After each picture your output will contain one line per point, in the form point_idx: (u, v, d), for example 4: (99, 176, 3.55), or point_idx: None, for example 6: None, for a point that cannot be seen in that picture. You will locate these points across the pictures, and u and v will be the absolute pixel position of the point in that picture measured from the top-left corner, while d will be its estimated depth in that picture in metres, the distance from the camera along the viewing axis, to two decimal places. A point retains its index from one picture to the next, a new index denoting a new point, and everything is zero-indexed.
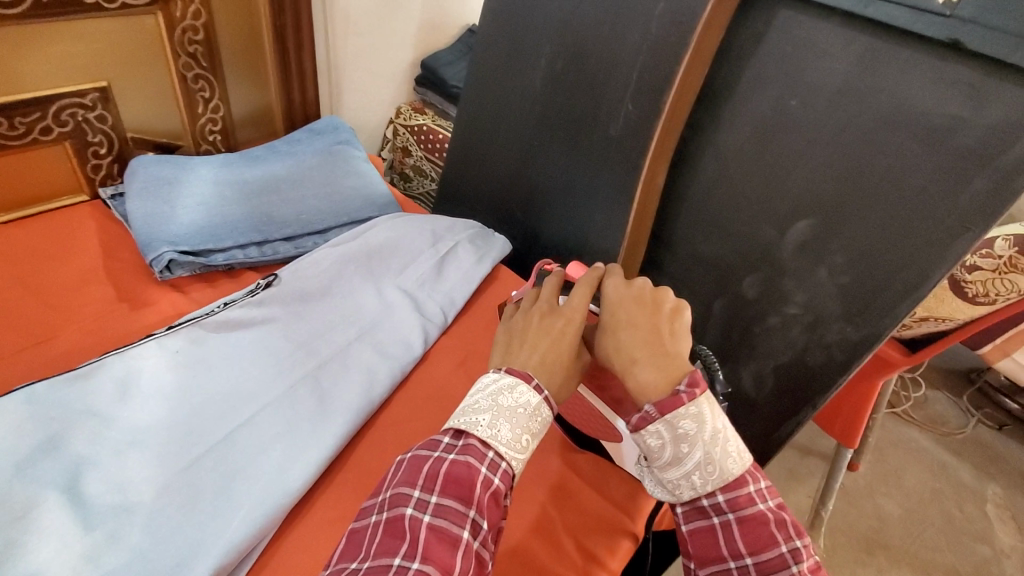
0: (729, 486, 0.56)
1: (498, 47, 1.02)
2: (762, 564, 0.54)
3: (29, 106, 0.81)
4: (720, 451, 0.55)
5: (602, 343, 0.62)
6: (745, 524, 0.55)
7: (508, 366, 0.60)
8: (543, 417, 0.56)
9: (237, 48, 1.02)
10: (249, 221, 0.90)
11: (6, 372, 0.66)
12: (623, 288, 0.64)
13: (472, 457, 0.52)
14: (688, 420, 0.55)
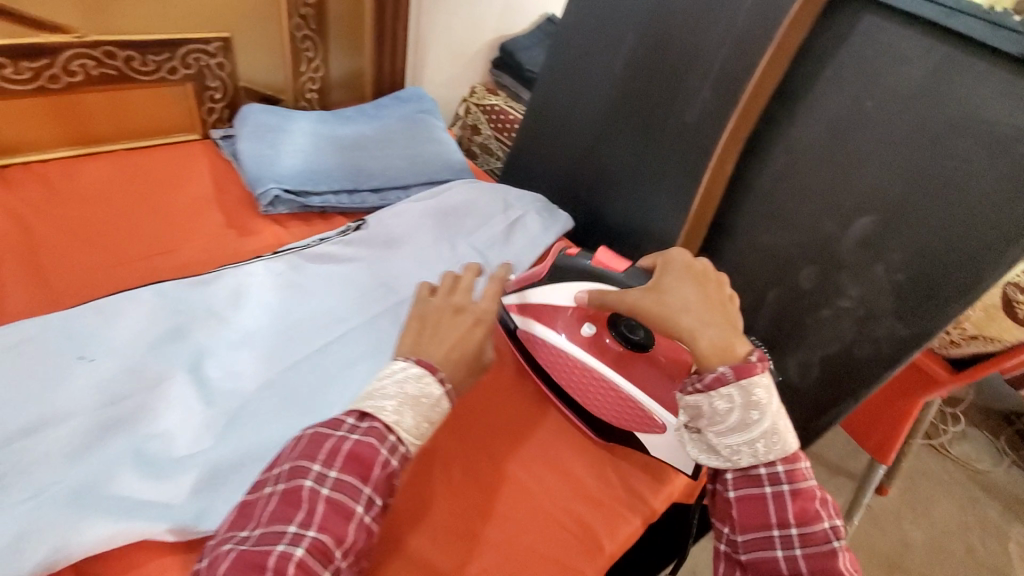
0: (789, 459, 0.59)
1: (582, 32, 1.07)
2: (806, 536, 0.57)
3: (160, 47, 0.91)
4: (782, 423, 0.59)
5: (665, 305, 0.63)
6: (798, 496, 0.58)
7: (415, 352, 0.59)
8: (444, 408, 0.57)
9: (341, 14, 1.10)
10: (342, 171, 0.98)
11: (135, 271, 0.75)
12: (685, 262, 0.66)
13: (373, 441, 0.52)
14: (761, 389, 0.58)
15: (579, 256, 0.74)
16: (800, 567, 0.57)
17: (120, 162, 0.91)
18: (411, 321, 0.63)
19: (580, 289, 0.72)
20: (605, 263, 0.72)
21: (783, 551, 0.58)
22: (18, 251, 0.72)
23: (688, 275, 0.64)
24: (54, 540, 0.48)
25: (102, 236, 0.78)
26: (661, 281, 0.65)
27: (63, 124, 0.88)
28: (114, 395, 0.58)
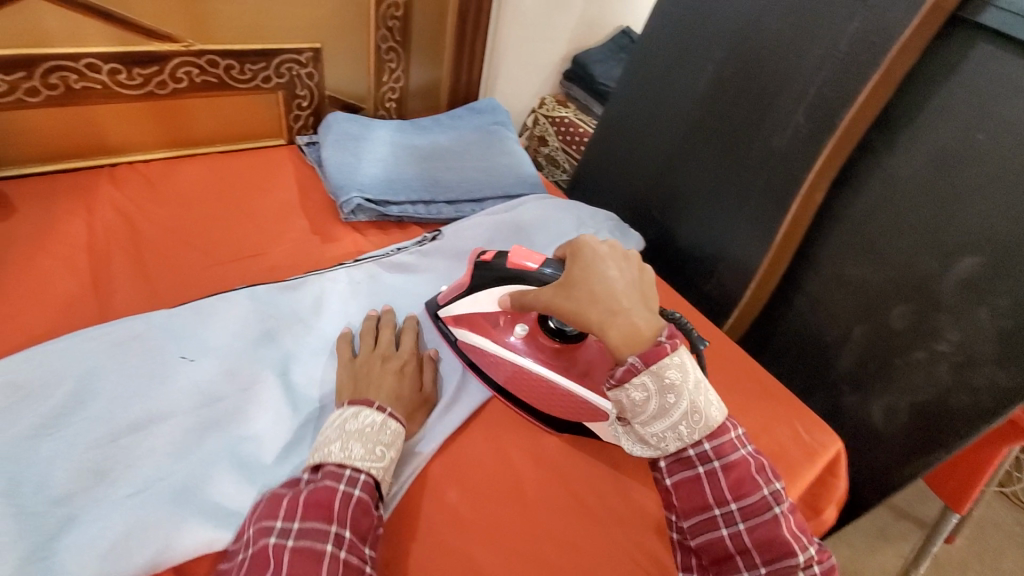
0: (713, 434, 0.58)
1: (663, 51, 1.05)
2: (747, 508, 0.57)
3: (258, 57, 0.94)
4: (703, 399, 0.57)
5: (575, 295, 0.60)
6: (730, 470, 0.57)
7: (354, 397, 0.61)
8: (393, 428, 0.59)
9: (427, 26, 1.12)
10: (419, 181, 0.99)
11: (227, 273, 0.78)
12: (598, 248, 0.61)
13: (328, 481, 0.53)
14: (673, 370, 0.55)
15: (496, 262, 0.69)
16: (746, 542, 0.56)
17: (213, 166, 0.95)
18: (345, 381, 0.64)
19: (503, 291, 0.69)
20: (520, 264, 0.67)
21: (727, 530, 0.57)
22: (125, 249, 0.77)
23: (597, 258, 0.61)
24: (158, 540, 0.50)
25: (198, 237, 0.82)
26: (572, 269, 0.61)
27: (166, 128, 0.93)
28: (211, 395, 0.60)
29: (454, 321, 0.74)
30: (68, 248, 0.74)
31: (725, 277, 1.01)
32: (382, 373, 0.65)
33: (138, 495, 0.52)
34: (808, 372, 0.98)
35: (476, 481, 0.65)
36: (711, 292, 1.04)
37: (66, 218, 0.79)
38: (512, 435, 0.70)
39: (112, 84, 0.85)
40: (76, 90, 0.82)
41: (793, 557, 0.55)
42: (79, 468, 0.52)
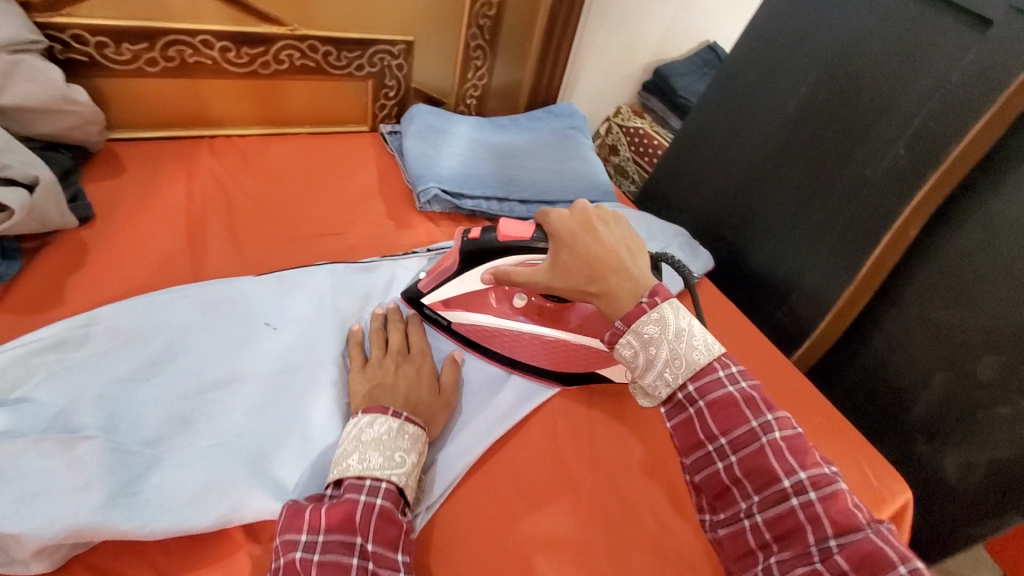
0: (699, 374, 0.56)
1: (749, 71, 1.01)
2: (737, 440, 0.54)
3: (355, 45, 0.98)
4: (685, 346, 0.56)
5: (565, 273, 0.62)
6: (716, 407, 0.55)
7: (370, 404, 0.58)
8: (411, 432, 0.56)
9: (516, 27, 1.13)
10: (495, 179, 1.01)
11: (308, 249, 0.82)
12: (569, 223, 0.63)
13: (349, 495, 0.50)
14: (650, 325, 0.56)
15: (483, 240, 0.67)
16: (738, 474, 0.54)
17: (303, 146, 0.99)
18: (360, 387, 0.61)
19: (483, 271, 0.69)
20: (514, 235, 0.66)
21: (722, 462, 0.55)
22: (218, 216, 0.81)
23: (575, 235, 0.63)
24: (231, 500, 0.51)
25: (283, 212, 0.85)
26: (555, 247, 0.63)
27: (263, 107, 0.98)
28: (288, 365, 0.62)
29: (442, 306, 0.73)
30: (168, 210, 0.79)
31: (797, 305, 0.99)
32: (397, 377, 0.62)
33: (216, 448, 0.55)
34: (878, 413, 0.94)
35: (529, 479, 0.65)
36: (782, 319, 1.02)
37: (169, 181, 0.84)
38: (570, 438, 0.69)
39: (221, 60, 0.89)
40: (188, 64, 0.87)
41: (782, 483, 0.52)
42: (168, 414, 0.55)
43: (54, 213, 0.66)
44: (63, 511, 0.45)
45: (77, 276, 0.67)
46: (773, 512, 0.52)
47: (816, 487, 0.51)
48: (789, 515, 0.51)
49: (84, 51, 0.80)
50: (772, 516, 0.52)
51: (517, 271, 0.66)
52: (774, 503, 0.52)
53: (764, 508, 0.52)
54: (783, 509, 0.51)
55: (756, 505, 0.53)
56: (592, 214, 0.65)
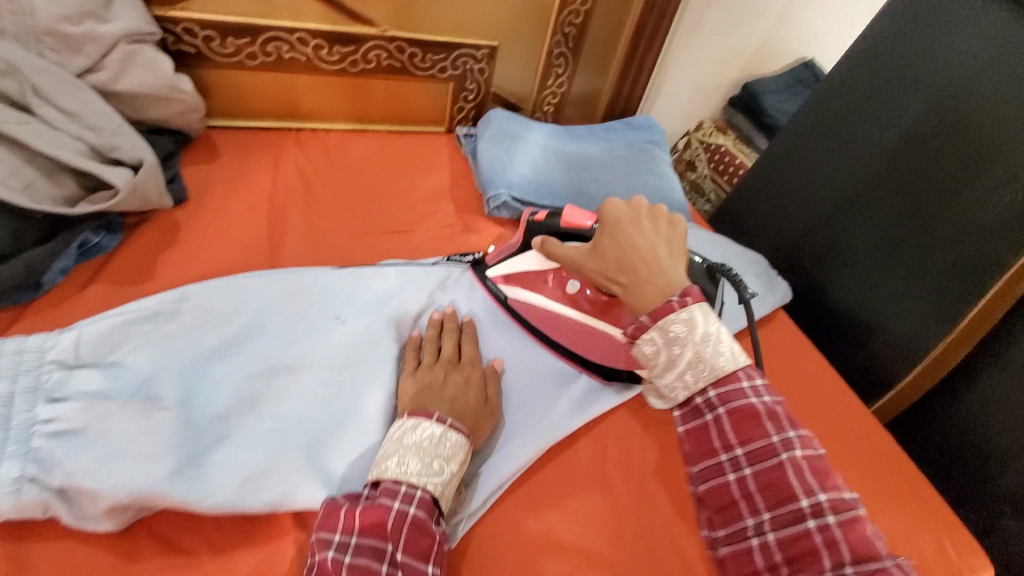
0: (722, 381, 0.52)
1: (850, 93, 0.93)
2: (753, 454, 0.51)
3: (440, 48, 0.99)
4: (711, 351, 0.52)
5: (604, 261, 0.59)
6: (734, 417, 0.51)
7: (415, 408, 0.58)
8: (452, 439, 0.55)
9: (600, 37, 1.11)
10: (565, 189, 0.99)
11: (378, 245, 0.84)
12: (618, 212, 0.60)
13: (384, 500, 0.51)
14: (677, 323, 0.51)
15: (547, 224, 0.69)
16: (751, 487, 0.51)
17: (381, 143, 1.01)
18: (408, 390, 0.61)
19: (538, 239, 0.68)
20: (573, 222, 0.67)
21: (734, 474, 0.52)
22: (298, 206, 0.84)
23: (621, 225, 0.59)
24: (285, 485, 0.53)
25: (358, 207, 0.88)
26: (600, 234, 0.60)
27: (347, 103, 1.01)
28: (350, 357, 0.63)
29: (503, 281, 0.75)
30: (253, 197, 0.83)
31: (880, 350, 0.91)
32: (445, 383, 0.62)
33: (274, 435, 0.56)
34: (961, 478, 0.85)
35: (574, 502, 0.63)
36: (861, 363, 0.95)
37: (256, 169, 0.88)
38: (619, 464, 0.67)
39: (313, 57, 0.93)
40: (284, 60, 0.92)
41: (797, 502, 0.48)
42: (237, 395, 0.57)
43: (154, 192, 0.70)
44: (137, 475, 0.48)
45: (168, 254, 0.72)
46: (786, 532, 0.48)
47: (835, 512, 0.46)
48: (802, 537, 0.47)
49: (192, 43, 0.86)
50: (785, 536, 0.48)
51: (561, 247, 0.64)
52: (786, 522, 0.48)
53: (776, 526, 0.49)
54: (796, 530, 0.48)
55: (767, 523, 0.50)
56: (646, 210, 0.61)
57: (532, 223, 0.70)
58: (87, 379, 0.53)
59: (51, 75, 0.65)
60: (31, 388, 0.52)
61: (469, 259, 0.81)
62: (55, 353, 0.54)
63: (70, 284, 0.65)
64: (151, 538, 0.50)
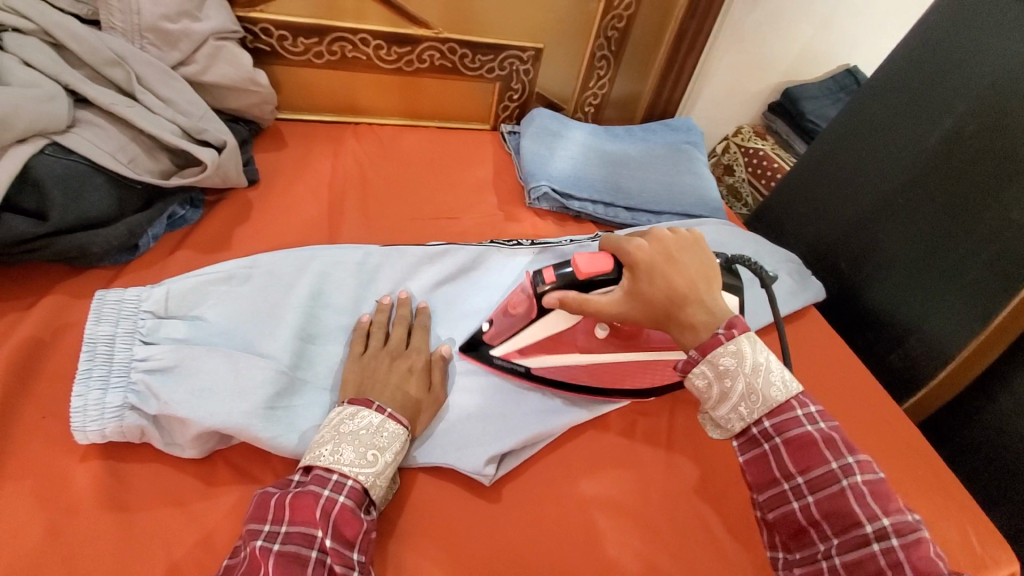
0: (774, 412, 0.54)
1: (891, 96, 0.94)
2: (814, 481, 0.52)
3: (489, 50, 1.06)
4: (762, 381, 0.54)
5: (647, 305, 0.59)
6: (794, 445, 0.53)
7: (357, 395, 0.59)
8: (389, 431, 0.55)
9: (642, 41, 1.15)
10: (603, 184, 1.04)
11: (427, 230, 0.90)
12: (653, 251, 0.60)
13: (314, 486, 0.50)
14: (727, 356, 0.54)
15: (560, 280, 0.61)
16: (816, 514, 0.51)
17: (431, 138, 1.08)
18: (351, 376, 0.61)
19: (551, 295, 0.61)
20: (590, 270, 0.60)
21: (797, 502, 0.52)
22: (355, 191, 0.92)
23: (655, 265, 0.59)
24: None
25: (408, 194, 0.95)
26: (634, 277, 0.59)
27: (400, 100, 1.09)
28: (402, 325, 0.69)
29: (520, 354, 0.69)
30: (316, 182, 0.91)
31: (915, 351, 0.92)
32: (389, 370, 0.62)
33: (332, 392, 0.62)
34: (996, 479, 0.86)
35: (602, 469, 0.67)
36: (895, 363, 0.96)
37: (319, 157, 0.96)
38: (646, 438, 0.71)
39: (373, 57, 1.01)
40: (347, 58, 1.00)
41: (863, 527, 0.49)
42: (302, 349, 0.64)
43: (233, 171, 0.78)
44: (220, 408, 0.55)
45: (242, 228, 0.80)
46: (853, 556, 0.49)
47: (899, 534, 0.48)
48: (869, 559, 0.48)
49: (268, 42, 0.95)
50: (851, 559, 0.49)
51: (593, 301, 0.60)
52: (854, 546, 0.49)
53: (843, 550, 0.50)
54: (863, 553, 0.48)
55: (835, 547, 0.50)
56: (668, 240, 0.62)
57: (541, 286, 0.62)
58: (175, 328, 0.61)
59: (152, 67, 0.75)
60: (130, 332, 0.59)
61: (514, 243, 0.85)
62: (149, 304, 0.61)
63: (159, 249, 0.73)
64: (228, 467, 0.56)
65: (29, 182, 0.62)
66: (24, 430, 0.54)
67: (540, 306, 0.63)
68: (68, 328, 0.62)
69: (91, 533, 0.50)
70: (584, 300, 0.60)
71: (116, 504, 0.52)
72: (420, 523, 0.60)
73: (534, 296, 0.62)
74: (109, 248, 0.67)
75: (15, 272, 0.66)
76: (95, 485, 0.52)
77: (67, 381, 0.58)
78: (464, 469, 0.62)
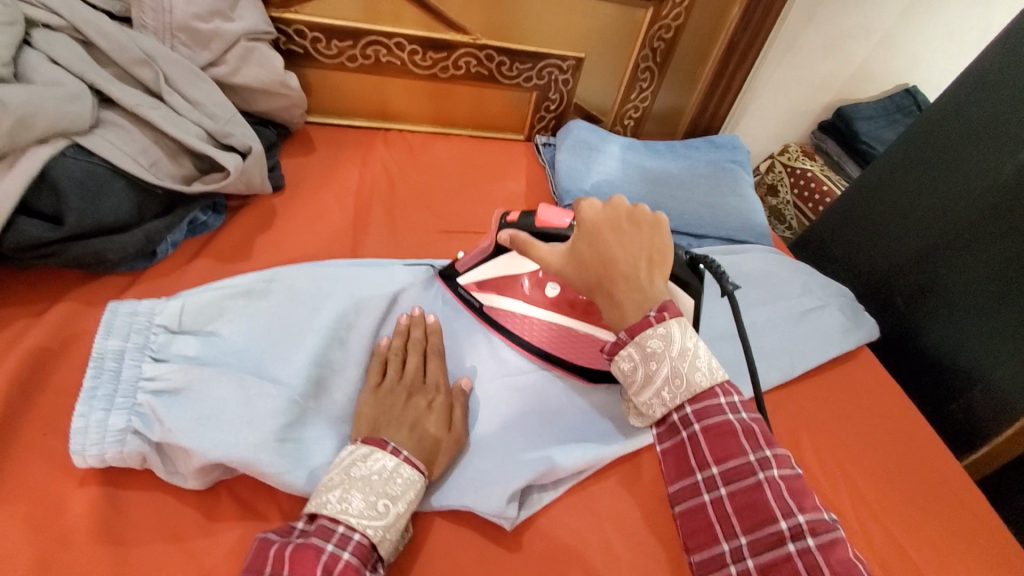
0: (698, 397, 0.50)
1: (962, 121, 0.86)
2: (729, 473, 0.48)
3: (528, 57, 1.01)
4: (688, 366, 0.50)
5: (582, 268, 0.56)
6: (711, 434, 0.49)
7: (371, 434, 0.55)
8: (404, 477, 0.51)
9: (689, 53, 1.09)
10: (641, 202, 0.99)
11: (453, 245, 0.86)
12: (597, 214, 0.56)
13: (317, 539, 0.46)
14: (654, 339, 0.50)
15: (521, 225, 0.64)
16: (728, 509, 0.48)
17: (463, 147, 1.04)
18: (365, 412, 0.57)
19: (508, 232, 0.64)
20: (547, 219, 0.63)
21: (709, 495, 0.49)
22: (381, 202, 0.88)
23: (597, 229, 0.56)
24: None
25: (436, 206, 0.91)
26: (576, 240, 0.57)
27: (433, 108, 1.05)
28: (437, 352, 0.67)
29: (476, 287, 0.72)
30: (342, 190, 0.87)
31: (978, 402, 0.84)
32: (404, 409, 0.58)
33: (346, 425, 0.59)
34: None
35: (631, 518, 0.61)
36: (956, 413, 0.88)
37: (347, 164, 0.93)
38: None
39: (408, 62, 0.97)
40: (381, 63, 0.96)
41: (776, 524, 0.45)
42: (319, 374, 0.60)
43: (258, 177, 0.75)
44: (227, 439, 0.51)
45: (262, 236, 0.76)
46: (766, 556, 0.45)
47: (815, 533, 0.44)
48: (784, 561, 0.44)
49: (301, 44, 0.92)
50: (764, 561, 0.45)
51: (538, 250, 0.60)
52: (768, 546, 0.45)
53: (756, 550, 0.46)
54: (777, 555, 0.44)
55: (745, 547, 0.46)
56: (628, 212, 0.58)
57: (503, 224, 0.65)
58: (186, 345, 0.58)
59: (181, 67, 0.72)
60: (139, 348, 0.56)
61: None
62: (161, 319, 0.58)
63: (178, 256, 0.70)
64: (232, 498, 0.53)
65: (47, 185, 0.60)
66: (22, 448, 0.51)
67: (499, 245, 0.67)
68: (77, 338, 0.59)
69: (82, 568, 0.46)
70: (528, 249, 0.60)
71: (110, 535, 0.48)
72: (432, 570, 0.55)
73: (496, 233, 0.66)
74: (125, 255, 0.64)
75: (28, 275, 0.63)
76: (90, 513, 0.49)
77: (72, 396, 0.55)
78: (483, 513, 0.57)
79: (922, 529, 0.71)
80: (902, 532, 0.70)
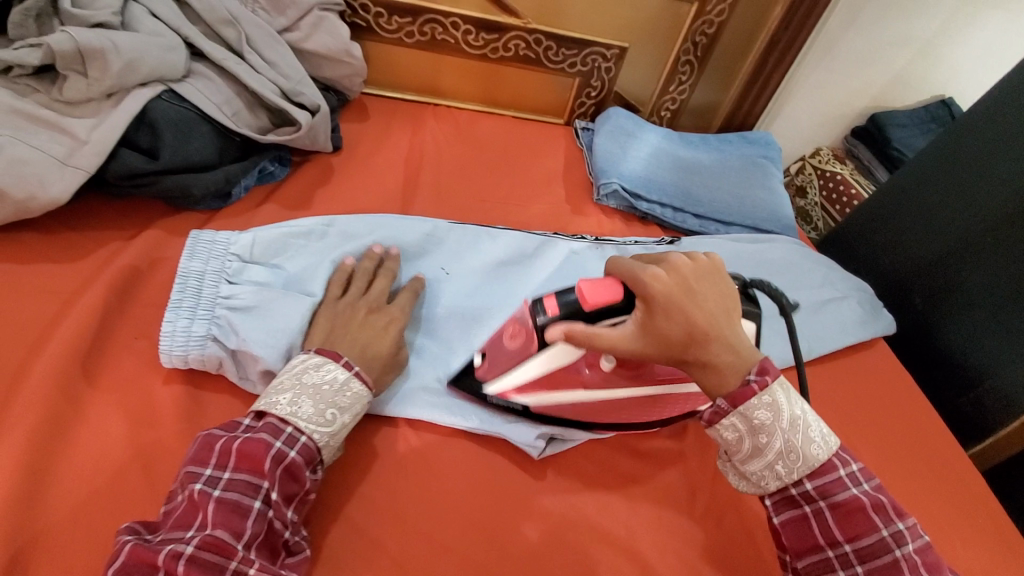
0: (818, 472, 0.50)
1: (991, 130, 0.89)
2: (863, 550, 0.48)
3: (574, 44, 1.06)
4: (802, 438, 0.50)
5: (663, 340, 0.51)
6: (840, 511, 0.49)
7: (323, 345, 0.59)
8: (354, 391, 0.55)
9: (729, 49, 1.13)
10: (672, 188, 1.03)
11: (496, 214, 0.92)
12: (673, 280, 0.52)
13: (265, 436, 0.50)
14: (762, 410, 0.49)
15: (563, 309, 0.55)
16: None
17: (506, 126, 1.10)
18: (320, 327, 0.60)
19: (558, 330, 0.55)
20: (601, 304, 0.53)
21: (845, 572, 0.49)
22: (430, 168, 0.94)
23: (673, 298, 0.51)
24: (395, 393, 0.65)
25: (481, 175, 0.97)
26: (649, 313, 0.51)
27: (480, 87, 1.11)
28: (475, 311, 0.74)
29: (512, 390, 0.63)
30: (394, 155, 0.94)
31: (987, 398, 0.88)
32: (361, 326, 0.61)
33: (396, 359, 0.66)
34: None
35: (646, 464, 0.67)
36: (964, 407, 0.91)
37: (400, 132, 0.99)
38: (695, 442, 0.69)
39: (461, 41, 1.03)
40: (436, 40, 1.03)
41: None
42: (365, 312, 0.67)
43: (322, 135, 0.81)
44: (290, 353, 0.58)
45: (322, 190, 0.83)
46: None
47: None
48: None
49: (364, 18, 0.98)
50: None
51: (605, 337, 0.53)
52: None
53: None
54: None
55: None
56: (689, 267, 0.54)
57: (546, 321, 0.55)
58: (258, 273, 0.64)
59: (261, 31, 0.79)
60: (217, 271, 0.63)
61: (578, 238, 0.87)
62: (236, 248, 0.65)
63: (248, 200, 0.77)
64: None
65: (146, 123, 0.68)
66: (119, 346, 0.59)
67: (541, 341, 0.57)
68: (162, 261, 0.66)
69: (169, 446, 0.54)
70: (598, 340, 0.53)
71: (191, 424, 0.56)
72: (463, 488, 0.61)
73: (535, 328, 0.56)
74: (206, 192, 0.71)
75: (120, 204, 0.71)
76: (177, 404, 0.57)
77: (159, 307, 0.63)
78: (515, 441, 0.64)
79: (918, 500, 0.75)
80: (902, 503, 0.74)
